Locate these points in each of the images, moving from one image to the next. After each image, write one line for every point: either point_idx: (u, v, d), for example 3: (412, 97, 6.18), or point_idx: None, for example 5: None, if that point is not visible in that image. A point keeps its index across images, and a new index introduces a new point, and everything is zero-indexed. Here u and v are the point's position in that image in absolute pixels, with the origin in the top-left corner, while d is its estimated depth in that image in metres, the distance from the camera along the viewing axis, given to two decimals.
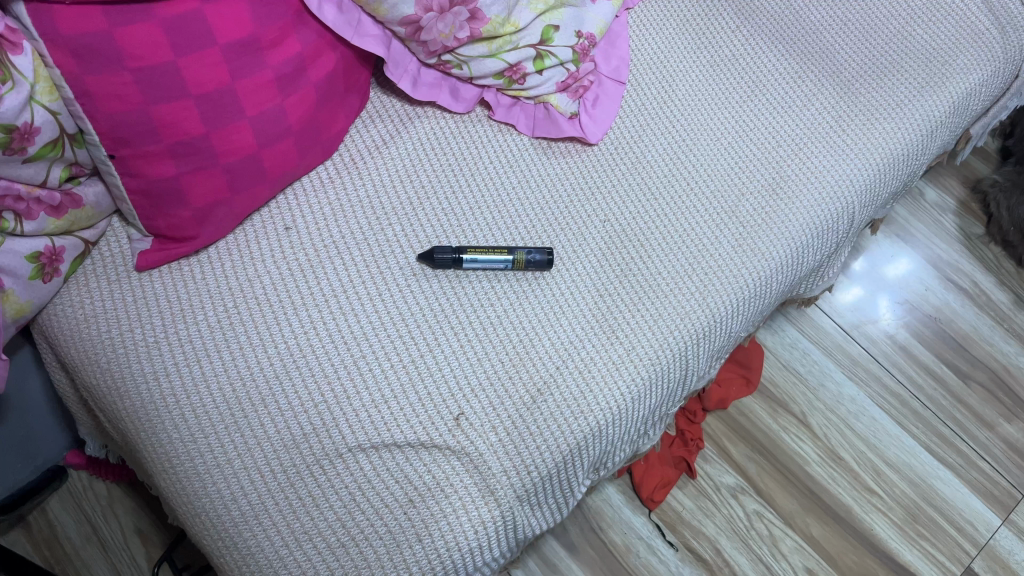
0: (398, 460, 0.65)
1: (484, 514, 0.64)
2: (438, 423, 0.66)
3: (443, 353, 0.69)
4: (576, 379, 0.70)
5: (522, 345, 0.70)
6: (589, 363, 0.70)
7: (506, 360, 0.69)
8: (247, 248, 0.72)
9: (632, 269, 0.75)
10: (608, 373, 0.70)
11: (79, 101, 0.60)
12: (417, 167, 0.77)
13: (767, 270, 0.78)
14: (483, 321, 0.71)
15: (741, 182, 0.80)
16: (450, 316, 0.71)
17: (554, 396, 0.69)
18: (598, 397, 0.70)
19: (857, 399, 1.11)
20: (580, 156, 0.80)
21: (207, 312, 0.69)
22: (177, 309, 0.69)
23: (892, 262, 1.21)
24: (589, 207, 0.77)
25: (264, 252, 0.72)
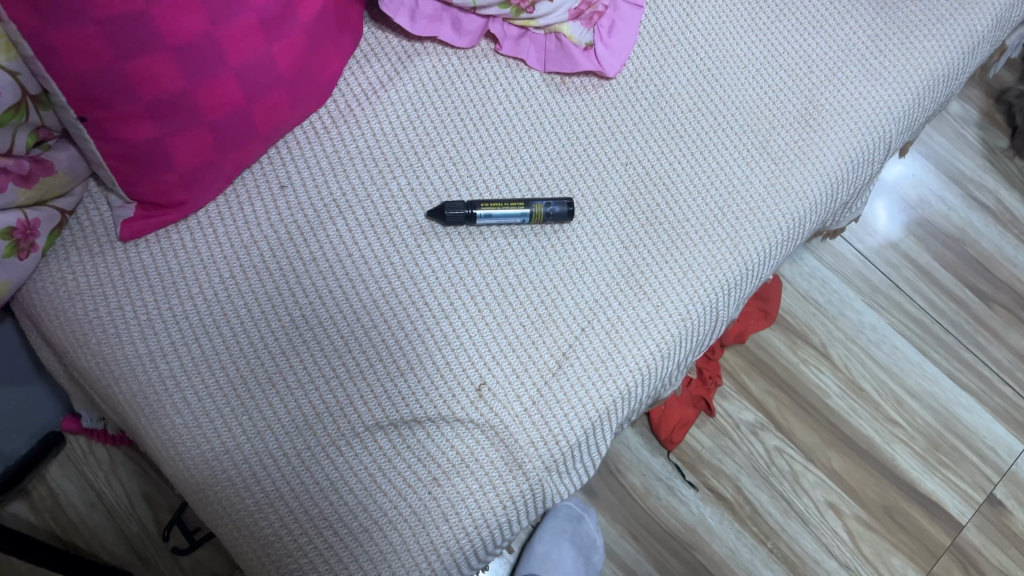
0: (419, 437, 0.60)
1: (512, 490, 0.61)
2: (459, 396, 0.62)
3: (458, 319, 0.64)
4: (603, 340, 0.65)
5: (545, 306, 0.65)
6: (617, 322, 0.66)
7: (527, 323, 0.65)
8: (241, 211, 0.66)
9: (658, 215, 0.69)
10: (636, 332, 0.66)
11: (39, 59, 0.53)
12: (419, 112, 0.70)
13: (801, 212, 0.72)
14: (503, 283, 0.66)
15: (771, 114, 0.74)
16: (466, 278, 0.65)
17: (580, 359, 0.64)
18: (627, 358, 0.65)
19: (878, 327, 1.07)
20: (597, 92, 0.73)
21: (203, 284, 0.63)
22: (170, 285, 0.63)
23: (904, 168, 1.17)
24: (610, 148, 0.71)
25: (260, 216, 0.66)
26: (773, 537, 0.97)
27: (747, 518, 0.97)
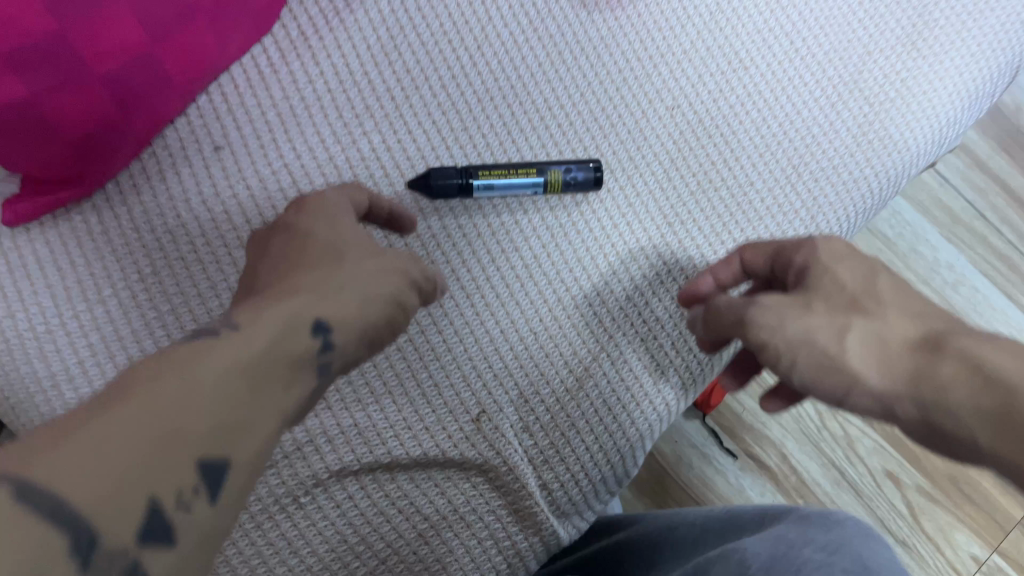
0: (401, 483, 0.48)
1: (520, 543, 0.49)
2: (450, 424, 0.49)
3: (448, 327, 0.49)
4: (637, 351, 0.51)
5: (563, 308, 0.51)
6: (658, 328, 0.51)
7: (540, 330, 0.50)
8: (164, 179, 0.50)
9: (712, 178, 0.53)
10: (680, 339, 0.51)
11: None
12: (398, 42, 0.53)
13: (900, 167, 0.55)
14: (510, 277, 0.51)
15: (866, 34, 0.56)
16: (460, 271, 0.50)
17: (607, 376, 0.51)
18: (668, 374, 0.51)
19: (956, 267, 0.91)
20: (635, 8, 0.55)
21: (116, 283, 0.48)
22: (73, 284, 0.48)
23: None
24: (650, 88, 0.54)
25: (190, 188, 0.50)
26: None
27: (793, 490, 0.85)
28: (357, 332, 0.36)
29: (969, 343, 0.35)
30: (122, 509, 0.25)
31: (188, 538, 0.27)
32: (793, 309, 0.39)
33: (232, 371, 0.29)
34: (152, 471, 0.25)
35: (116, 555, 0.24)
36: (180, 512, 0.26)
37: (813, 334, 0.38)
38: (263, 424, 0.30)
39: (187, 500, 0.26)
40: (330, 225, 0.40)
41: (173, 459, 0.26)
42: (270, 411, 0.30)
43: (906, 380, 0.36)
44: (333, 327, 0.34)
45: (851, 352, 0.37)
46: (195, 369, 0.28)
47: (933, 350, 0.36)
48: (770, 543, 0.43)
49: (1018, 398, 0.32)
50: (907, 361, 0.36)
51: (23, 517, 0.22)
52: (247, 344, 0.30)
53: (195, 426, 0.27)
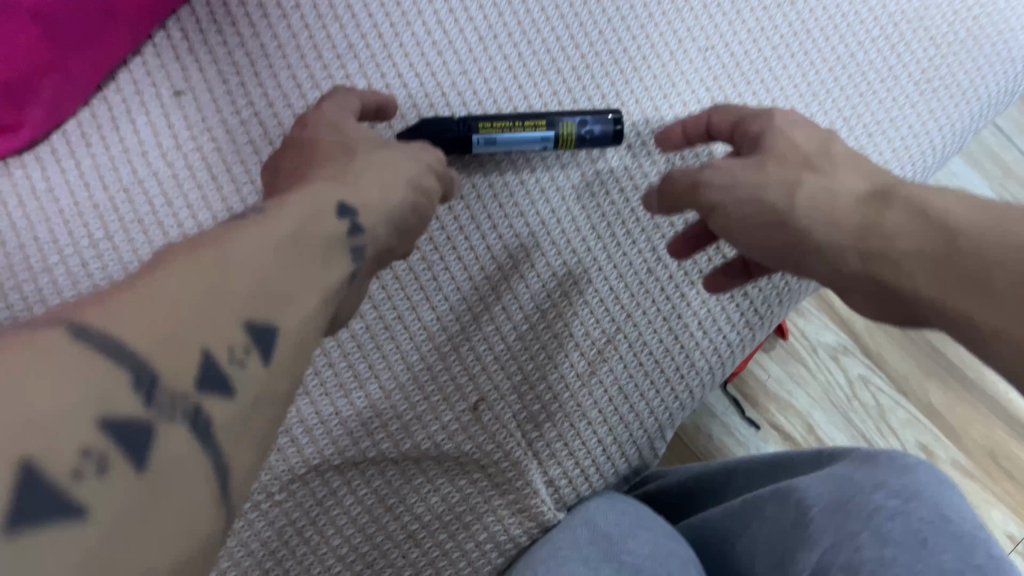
0: (390, 477, 0.45)
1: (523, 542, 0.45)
2: (446, 411, 0.46)
3: (449, 305, 0.46)
4: (659, 332, 0.46)
5: (572, 284, 0.47)
6: (681, 308, 0.47)
7: (543, 311, 0.47)
8: (117, 128, 0.43)
9: None
10: (705, 321, 0.47)
11: None
12: None
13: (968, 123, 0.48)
14: (518, 252, 0.47)
15: None
16: (461, 247, 0.46)
17: (622, 361, 0.46)
18: (694, 360, 0.46)
19: None
20: None
21: (58, 250, 0.42)
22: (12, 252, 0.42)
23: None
24: (679, 25, 0.47)
25: (149, 138, 0.44)
26: None
27: None
28: (386, 221, 0.33)
29: (929, 190, 0.31)
30: (176, 356, 0.22)
31: (250, 400, 0.24)
32: (744, 167, 0.37)
33: (271, 234, 0.27)
34: (201, 322, 0.23)
35: (177, 404, 0.22)
36: (236, 369, 0.24)
37: (761, 188, 0.36)
38: (310, 291, 0.27)
39: (242, 356, 0.24)
40: (335, 131, 0.37)
41: (222, 311, 0.24)
42: (315, 280, 0.27)
43: (849, 232, 0.32)
44: (364, 210, 0.32)
45: (796, 203, 0.34)
46: (232, 234, 0.26)
47: (882, 199, 0.32)
48: (833, 484, 0.39)
49: (958, 237, 0.28)
50: (853, 209, 0.32)
51: (74, 350, 0.20)
52: (281, 216, 0.28)
53: (244, 277, 0.25)
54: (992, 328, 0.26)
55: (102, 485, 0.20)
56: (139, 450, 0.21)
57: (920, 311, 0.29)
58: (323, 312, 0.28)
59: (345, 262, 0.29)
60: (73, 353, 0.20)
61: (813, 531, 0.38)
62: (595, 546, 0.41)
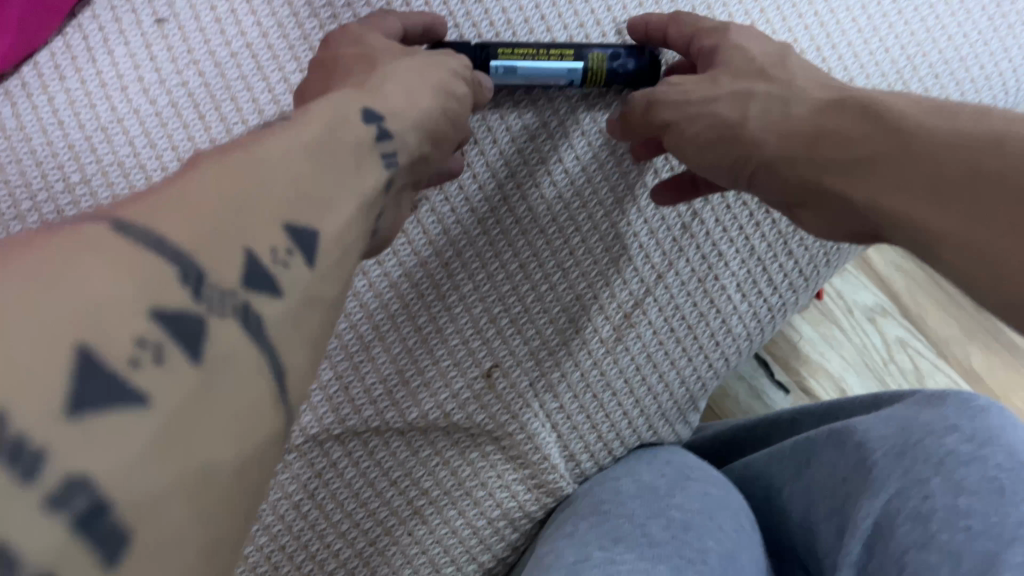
0: (393, 448, 0.44)
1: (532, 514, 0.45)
2: (463, 376, 0.44)
3: (455, 264, 0.45)
4: (695, 296, 0.45)
5: (601, 243, 0.45)
6: (717, 271, 0.46)
7: (564, 268, 0.45)
8: (143, 67, 0.44)
9: None
10: (742, 285, 0.46)
11: None
12: None
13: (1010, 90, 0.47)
14: (533, 205, 0.45)
15: None
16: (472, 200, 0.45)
17: (651, 323, 0.45)
18: (736, 325, 0.46)
19: None
20: None
21: (80, 187, 0.43)
22: (36, 184, 0.43)
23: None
24: None
25: (176, 78, 0.44)
26: None
27: None
28: (417, 127, 0.31)
29: (889, 98, 0.31)
30: (218, 253, 0.21)
31: (298, 301, 0.23)
32: (700, 86, 0.39)
33: (303, 134, 0.25)
34: (241, 218, 0.22)
35: (226, 299, 0.21)
36: (280, 269, 0.22)
37: (715, 104, 0.38)
38: (347, 193, 0.26)
39: (286, 255, 0.22)
40: (358, 45, 0.38)
41: (262, 210, 0.22)
42: (351, 184, 0.26)
43: (799, 136, 0.33)
44: (391, 116, 0.30)
45: (750, 116, 0.36)
46: (264, 138, 0.25)
47: (839, 107, 0.32)
48: (897, 427, 0.37)
49: (913, 138, 0.28)
50: (805, 120, 0.33)
51: (112, 240, 0.19)
52: (313, 121, 0.26)
53: (282, 176, 0.23)
54: (939, 232, 0.26)
55: (158, 373, 0.18)
56: (190, 338, 0.19)
57: (874, 222, 0.29)
58: (363, 213, 0.27)
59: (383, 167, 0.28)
60: (110, 244, 0.19)
61: (878, 473, 0.36)
62: (642, 502, 0.40)
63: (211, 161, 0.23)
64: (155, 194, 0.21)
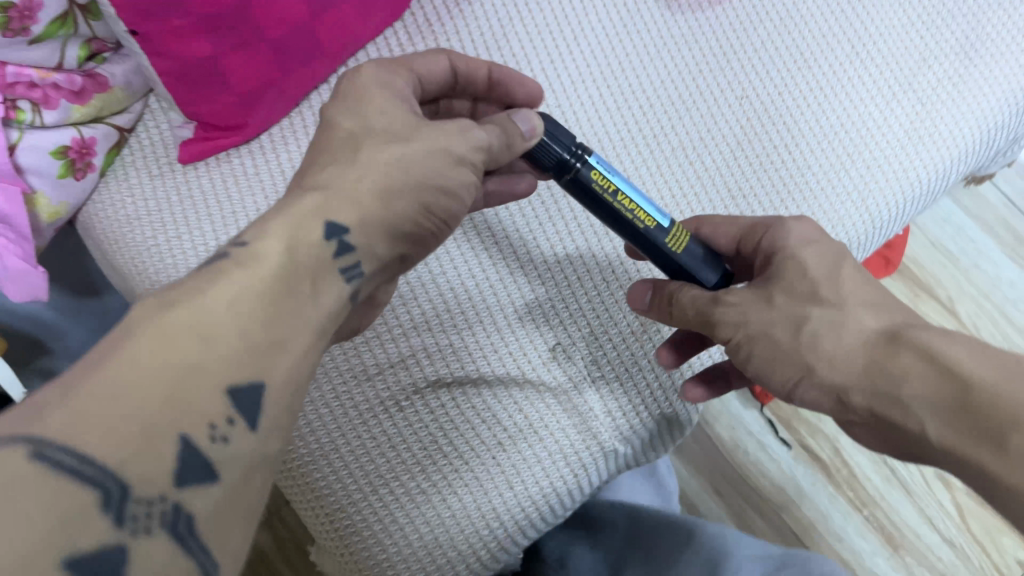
0: (486, 398, 0.57)
1: (580, 452, 0.57)
2: (531, 355, 0.58)
3: (505, 282, 0.59)
4: None
5: None
6: None
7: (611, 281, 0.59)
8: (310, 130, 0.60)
9: (772, 160, 0.60)
10: None
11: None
12: (508, 31, 0.61)
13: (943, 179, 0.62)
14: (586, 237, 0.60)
15: (923, 43, 0.62)
16: (524, 229, 0.60)
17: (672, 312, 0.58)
18: None
19: (1017, 284, 0.95)
20: (715, 12, 0.63)
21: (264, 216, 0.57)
22: (229, 210, 0.58)
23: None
24: (723, 78, 0.61)
25: None
26: (871, 505, 0.88)
27: (843, 482, 0.89)
28: (387, 236, 0.42)
29: (926, 342, 0.39)
30: (151, 456, 0.27)
31: (235, 462, 0.31)
32: (756, 306, 0.44)
33: (246, 301, 0.32)
34: (173, 418, 0.28)
35: (150, 508, 0.27)
36: (212, 445, 0.30)
37: (769, 327, 0.44)
38: (294, 338, 0.34)
39: (226, 426, 0.30)
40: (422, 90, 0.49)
41: (201, 390, 0.29)
42: (297, 325, 0.34)
43: (859, 374, 0.41)
44: (356, 226, 0.39)
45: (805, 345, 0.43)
46: (201, 312, 0.31)
47: (891, 344, 0.40)
48: None
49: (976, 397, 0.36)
50: (862, 362, 0.41)
51: (42, 480, 0.24)
52: (256, 269, 0.34)
53: (212, 371, 0.30)
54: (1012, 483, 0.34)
55: None
56: (117, 567, 0.26)
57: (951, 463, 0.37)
58: (315, 335, 0.36)
59: (339, 282, 0.38)
60: (42, 482, 0.24)
61: None
62: None
63: (142, 348, 0.28)
64: (78, 390, 0.26)
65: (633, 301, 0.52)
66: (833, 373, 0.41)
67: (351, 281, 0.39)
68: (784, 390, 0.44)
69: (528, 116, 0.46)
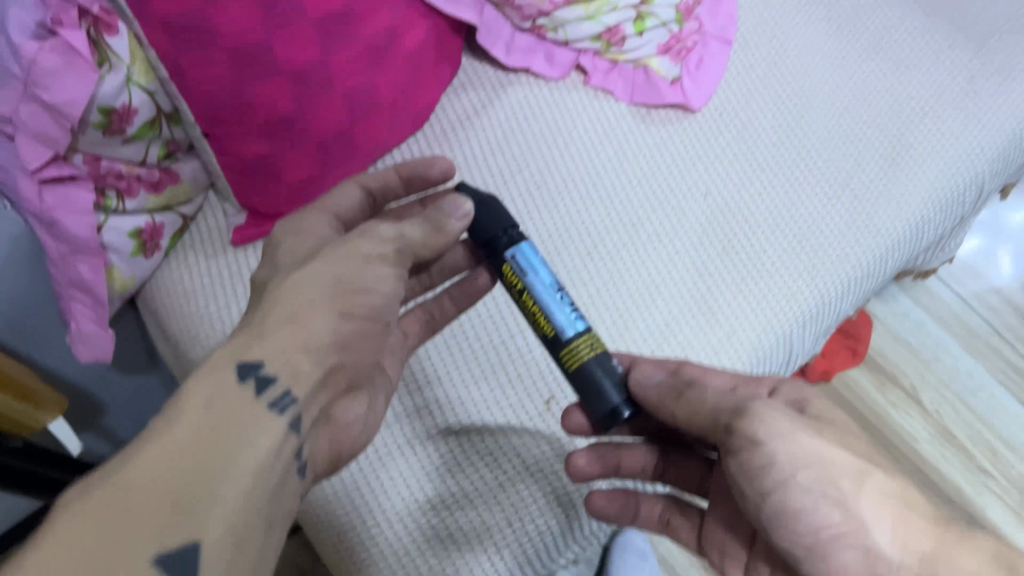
0: (489, 443, 0.65)
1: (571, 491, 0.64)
2: (529, 407, 0.66)
3: (502, 350, 0.68)
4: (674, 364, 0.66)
5: (619, 321, 0.67)
6: (689, 348, 0.67)
7: None
8: None
9: (733, 246, 0.71)
10: (708, 356, 0.67)
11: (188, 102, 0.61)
12: (510, 138, 0.74)
13: (881, 265, 0.73)
14: None
15: (858, 152, 0.74)
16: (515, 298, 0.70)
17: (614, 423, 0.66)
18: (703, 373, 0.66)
19: (974, 374, 1.04)
20: (681, 124, 0.76)
21: None
22: None
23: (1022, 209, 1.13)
24: (690, 179, 0.73)
25: None
26: None
27: None
28: (310, 355, 0.46)
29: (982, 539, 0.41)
30: None
31: None
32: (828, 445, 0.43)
33: (169, 453, 0.37)
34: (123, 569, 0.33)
35: None
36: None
37: (826, 459, 0.43)
38: (233, 475, 0.38)
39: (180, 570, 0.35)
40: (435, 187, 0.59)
41: (136, 542, 0.34)
42: (231, 467, 0.39)
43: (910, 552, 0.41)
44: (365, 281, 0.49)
45: (863, 497, 0.42)
46: (133, 475, 0.35)
47: (953, 531, 0.41)
48: None
49: None
50: (928, 543, 0.40)
51: None
52: (180, 421, 0.39)
53: (152, 521, 0.35)
54: None
55: None
56: None
57: None
58: (254, 471, 0.40)
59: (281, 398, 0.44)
60: None
61: None
62: None
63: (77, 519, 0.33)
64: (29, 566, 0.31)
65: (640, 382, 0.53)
66: (889, 543, 0.41)
67: (282, 411, 0.43)
68: (810, 537, 0.42)
69: (457, 202, 0.54)
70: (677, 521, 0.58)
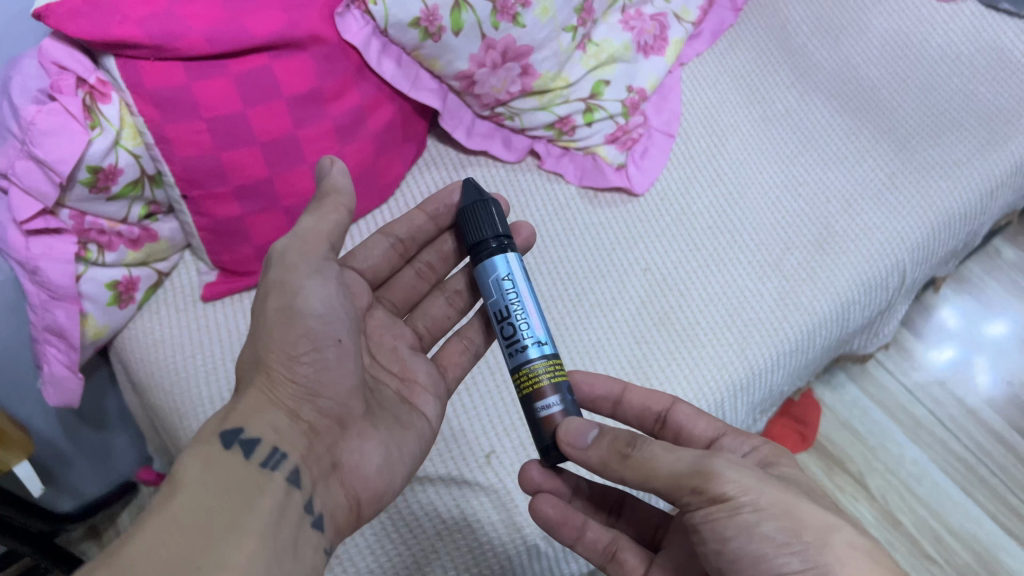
0: (428, 492, 0.68)
1: (505, 542, 0.67)
2: (469, 460, 0.70)
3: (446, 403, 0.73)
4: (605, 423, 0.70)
5: None
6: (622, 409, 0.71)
7: None
8: None
9: (670, 317, 0.76)
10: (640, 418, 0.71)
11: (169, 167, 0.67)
12: None
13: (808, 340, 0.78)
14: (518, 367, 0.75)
15: (787, 237, 0.80)
16: None
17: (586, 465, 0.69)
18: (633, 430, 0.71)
19: (919, 462, 1.07)
20: (626, 207, 0.82)
21: None
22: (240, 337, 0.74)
23: (998, 323, 1.16)
24: (632, 255, 0.79)
25: None
26: None
27: None
28: (277, 407, 0.52)
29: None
30: None
31: None
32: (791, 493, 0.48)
33: (163, 534, 0.42)
34: None
35: None
36: None
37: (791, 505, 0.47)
38: (230, 537, 0.44)
39: None
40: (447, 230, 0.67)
41: None
42: (229, 536, 0.44)
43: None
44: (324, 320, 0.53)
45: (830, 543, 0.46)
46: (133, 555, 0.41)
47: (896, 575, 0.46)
48: None
49: None
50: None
51: None
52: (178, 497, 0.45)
53: None
54: None
55: None
56: None
57: None
58: (255, 534, 0.45)
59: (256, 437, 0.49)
60: None
61: None
62: None
63: None
64: None
65: (570, 441, 0.52)
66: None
67: (275, 466, 0.49)
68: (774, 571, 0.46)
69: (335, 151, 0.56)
70: (627, 551, 0.59)
